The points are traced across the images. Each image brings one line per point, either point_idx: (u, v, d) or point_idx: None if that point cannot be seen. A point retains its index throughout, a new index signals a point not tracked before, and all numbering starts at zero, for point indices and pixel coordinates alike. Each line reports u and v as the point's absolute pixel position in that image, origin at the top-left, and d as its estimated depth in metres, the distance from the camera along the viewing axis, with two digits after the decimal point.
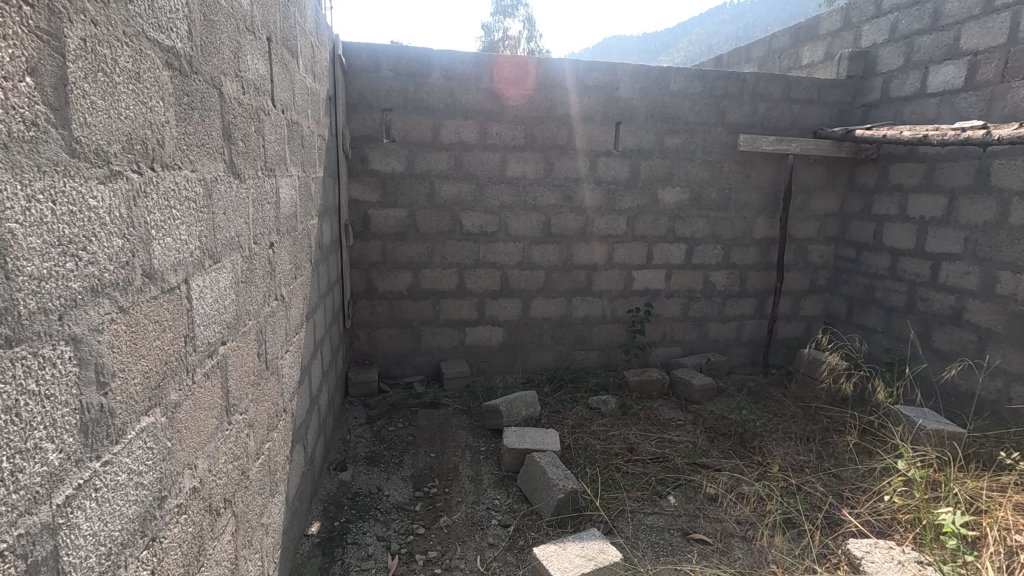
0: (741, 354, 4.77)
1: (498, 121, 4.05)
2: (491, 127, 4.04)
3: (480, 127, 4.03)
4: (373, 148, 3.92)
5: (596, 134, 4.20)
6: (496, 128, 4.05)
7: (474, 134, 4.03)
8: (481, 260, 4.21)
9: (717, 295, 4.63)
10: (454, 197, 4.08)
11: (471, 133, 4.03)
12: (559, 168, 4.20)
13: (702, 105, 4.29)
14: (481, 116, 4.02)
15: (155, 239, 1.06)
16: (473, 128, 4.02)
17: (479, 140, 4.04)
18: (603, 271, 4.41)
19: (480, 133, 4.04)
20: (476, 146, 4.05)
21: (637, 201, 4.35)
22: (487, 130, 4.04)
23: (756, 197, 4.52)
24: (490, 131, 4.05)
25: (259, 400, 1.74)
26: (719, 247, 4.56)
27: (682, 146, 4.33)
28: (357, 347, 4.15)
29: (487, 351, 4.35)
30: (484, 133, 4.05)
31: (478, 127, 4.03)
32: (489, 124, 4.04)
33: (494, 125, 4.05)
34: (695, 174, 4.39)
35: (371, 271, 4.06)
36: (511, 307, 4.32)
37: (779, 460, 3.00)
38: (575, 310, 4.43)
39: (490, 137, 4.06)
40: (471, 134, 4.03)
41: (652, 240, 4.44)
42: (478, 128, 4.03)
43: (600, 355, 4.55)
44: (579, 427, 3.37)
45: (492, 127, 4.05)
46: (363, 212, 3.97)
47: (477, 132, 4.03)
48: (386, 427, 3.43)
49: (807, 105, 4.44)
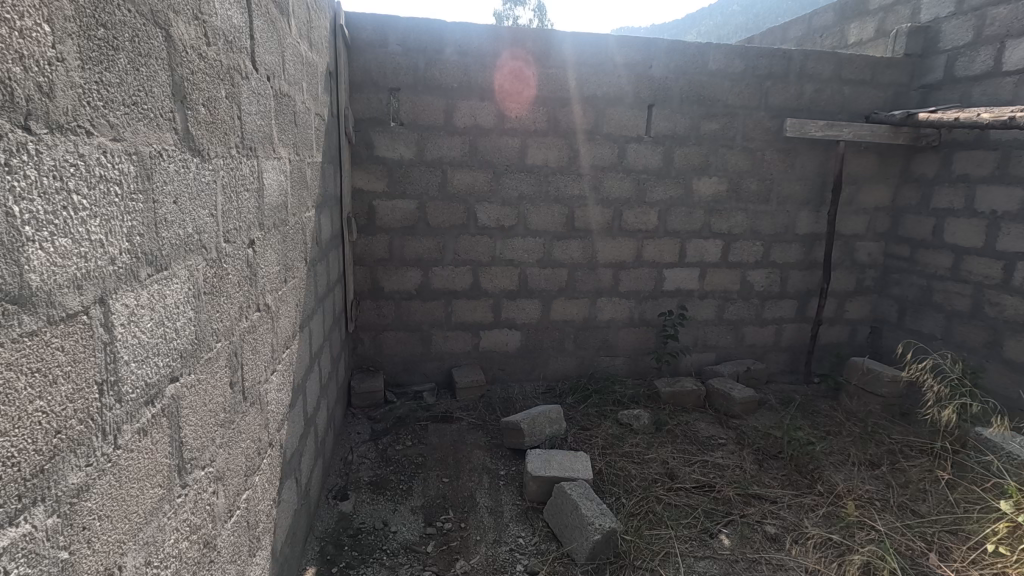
0: (780, 361, 4.36)
1: (517, 105, 3.65)
2: (510, 110, 3.65)
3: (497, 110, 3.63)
4: (379, 132, 3.52)
5: (626, 118, 3.79)
6: (516, 112, 3.65)
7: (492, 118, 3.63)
8: (498, 258, 3.82)
9: (755, 296, 4.23)
10: (468, 187, 3.69)
11: (488, 117, 3.63)
12: (584, 156, 3.79)
13: (744, 86, 3.86)
14: (498, 99, 3.62)
15: (31, 240, 0.67)
16: (490, 111, 3.62)
17: (495, 125, 3.65)
18: (631, 269, 4.01)
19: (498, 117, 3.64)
20: (494, 131, 3.65)
21: (670, 193, 3.94)
22: (506, 114, 3.65)
23: (801, 188, 4.09)
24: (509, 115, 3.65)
25: (232, 443, 1.37)
26: (758, 244, 4.14)
27: (721, 132, 3.91)
28: (361, 352, 3.77)
29: (503, 357, 3.97)
30: (503, 117, 3.65)
31: (494, 111, 3.63)
32: (507, 107, 3.64)
33: (513, 109, 3.65)
34: (734, 162, 3.97)
35: (377, 269, 3.68)
36: (530, 309, 3.93)
37: (845, 493, 2.61)
38: (600, 312, 4.03)
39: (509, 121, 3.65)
40: (487, 118, 3.63)
41: (685, 236, 4.03)
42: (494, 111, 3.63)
43: (627, 361, 4.14)
44: (610, 448, 2.98)
45: (512, 111, 3.65)
46: (368, 203, 3.59)
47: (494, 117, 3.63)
48: (393, 445, 3.06)
49: (860, 86, 4.00)
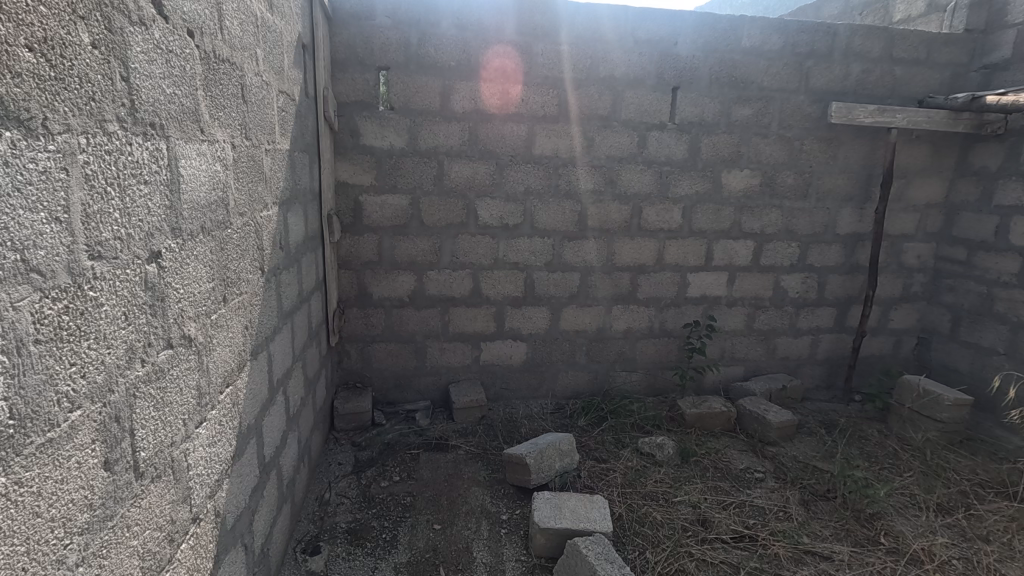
0: (815, 376, 3.91)
1: (519, 86, 3.20)
2: (510, 92, 3.20)
3: (497, 92, 3.18)
4: (366, 117, 3.09)
5: (647, 102, 3.33)
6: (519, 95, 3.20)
7: (493, 102, 3.19)
8: (501, 261, 3.38)
9: (790, 303, 3.78)
10: (468, 180, 3.25)
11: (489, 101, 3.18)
12: (599, 146, 3.34)
13: (782, 66, 3.40)
14: (496, 79, 3.17)
15: None
16: (491, 93, 3.18)
17: (497, 110, 3.20)
18: (651, 273, 3.57)
19: (499, 100, 3.19)
20: (497, 116, 3.21)
21: (695, 187, 3.49)
22: (506, 96, 3.19)
23: (843, 182, 3.63)
24: (510, 98, 3.20)
25: (108, 550, 0.95)
26: (794, 245, 3.68)
27: (754, 118, 3.45)
28: (347, 367, 3.35)
29: (506, 371, 3.54)
30: (504, 100, 3.20)
31: (494, 94, 3.18)
32: (506, 88, 3.19)
33: (515, 90, 3.20)
34: (769, 153, 3.51)
35: (364, 273, 3.26)
36: (537, 318, 3.50)
37: (919, 553, 2.17)
38: (615, 321, 3.60)
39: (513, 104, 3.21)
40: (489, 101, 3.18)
41: (712, 236, 3.58)
42: (493, 93, 3.18)
43: (645, 376, 3.70)
44: (631, 487, 2.56)
45: (513, 93, 3.20)
46: (354, 198, 3.16)
47: (495, 102, 3.19)
48: (378, 480, 2.64)
49: (913, 67, 3.52)
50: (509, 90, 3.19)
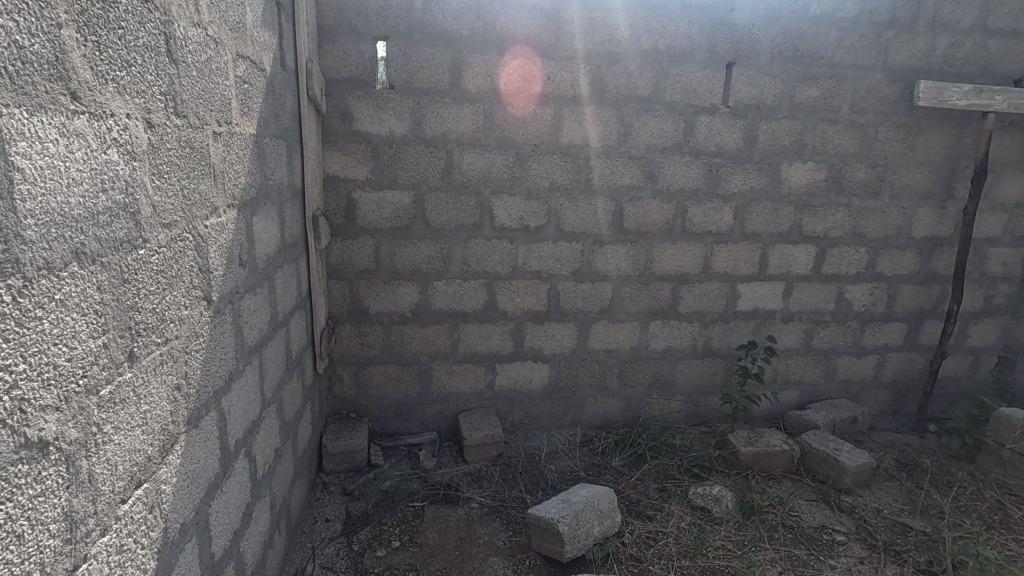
0: (880, 401, 3.39)
1: (540, 73, 2.67)
2: (530, 83, 2.67)
3: (514, 83, 2.66)
4: (360, 98, 2.56)
5: (697, 82, 2.79)
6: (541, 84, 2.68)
7: (511, 91, 2.66)
8: (521, 269, 2.86)
9: (854, 318, 3.25)
10: (482, 174, 2.72)
11: (504, 88, 2.65)
12: (639, 133, 2.80)
13: (857, 38, 2.84)
14: (513, 67, 2.64)
15: None
16: (507, 82, 2.65)
17: (514, 103, 2.68)
18: (696, 284, 3.04)
19: (517, 91, 2.67)
20: (514, 107, 2.68)
21: (750, 183, 2.95)
22: (525, 87, 2.67)
23: (922, 178, 3.09)
24: (529, 90, 2.67)
25: None
26: (863, 250, 3.15)
27: (822, 100, 2.90)
28: (339, 394, 2.85)
29: (525, 398, 3.03)
30: (521, 92, 2.67)
31: (510, 85, 2.66)
32: (524, 76, 2.66)
33: (535, 80, 2.67)
34: (837, 142, 2.97)
35: (359, 284, 2.75)
36: (562, 336, 2.99)
37: None
38: (653, 340, 3.08)
39: (534, 95, 2.68)
40: (504, 88, 2.65)
41: (767, 240, 3.05)
42: (509, 84, 2.65)
43: (686, 403, 3.19)
44: (689, 561, 2.08)
45: (533, 84, 2.67)
46: (346, 196, 2.64)
47: (512, 95, 2.67)
48: (374, 547, 2.15)
49: (1010, 40, 2.96)
50: (528, 81, 2.66)
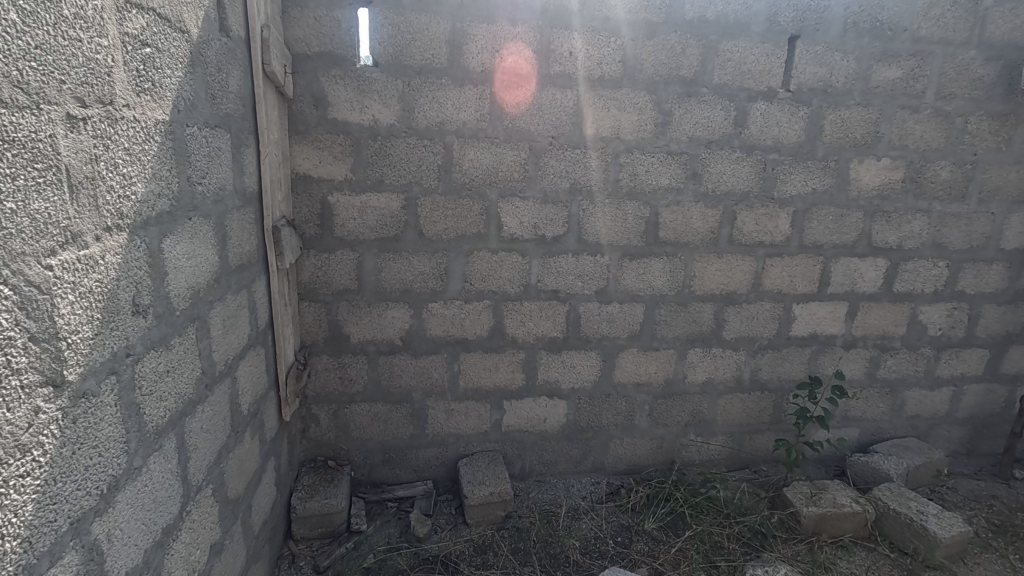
0: (952, 441, 2.89)
1: (533, 51, 2.14)
2: (520, 68, 2.14)
3: (504, 72, 2.14)
4: (337, 78, 2.05)
5: (753, 60, 2.27)
6: (535, 65, 2.15)
7: (504, 83, 2.15)
8: (534, 289, 2.36)
9: (928, 344, 2.74)
10: (488, 173, 2.22)
11: (495, 83, 2.15)
12: (680, 124, 2.29)
13: (949, 6, 2.31)
14: (505, 50, 2.12)
15: None
16: (495, 72, 2.13)
17: (511, 99, 2.17)
18: (743, 304, 2.53)
19: (510, 81, 2.15)
20: (512, 103, 2.17)
21: (812, 184, 2.43)
22: (516, 74, 2.15)
23: (1018, 178, 2.56)
24: (522, 76, 2.15)
25: None
26: (942, 265, 2.63)
27: (903, 83, 2.37)
28: (315, 439, 2.37)
29: (538, 440, 2.54)
30: (515, 81, 2.15)
31: (506, 76, 2.14)
32: (521, 61, 2.14)
33: (526, 63, 2.14)
34: (918, 135, 2.45)
35: (337, 307, 2.26)
36: (583, 368, 2.49)
37: None
38: (690, 371, 2.58)
39: (530, 82, 2.16)
40: (494, 82, 2.14)
41: (830, 252, 2.53)
42: (498, 76, 2.14)
43: (729, 444, 2.69)
44: None
45: (524, 68, 2.14)
46: (321, 200, 2.14)
47: (506, 90, 2.16)
48: None
49: None
50: (519, 66, 2.14)
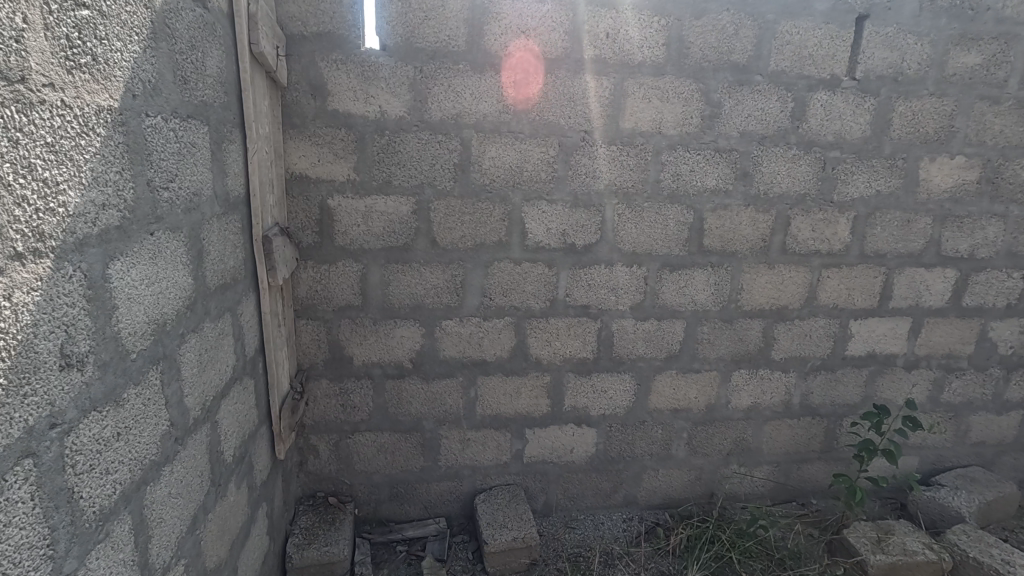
0: (1020, 469, 2.61)
1: (564, 33, 1.85)
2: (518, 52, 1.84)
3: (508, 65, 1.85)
4: (337, 63, 1.77)
5: (815, 43, 1.98)
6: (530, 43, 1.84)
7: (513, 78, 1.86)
8: (561, 304, 2.08)
9: (998, 364, 2.45)
10: (511, 174, 1.93)
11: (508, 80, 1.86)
12: (730, 117, 2.00)
13: None
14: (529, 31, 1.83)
15: None
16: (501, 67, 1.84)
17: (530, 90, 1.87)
18: (795, 321, 2.25)
19: (517, 72, 1.86)
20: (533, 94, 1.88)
21: (877, 185, 2.14)
22: (519, 61, 1.85)
23: None
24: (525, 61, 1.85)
25: None
26: (1017, 276, 2.34)
27: (984, 70, 2.08)
28: (313, 472, 2.10)
29: (564, 472, 2.27)
30: (521, 69, 1.86)
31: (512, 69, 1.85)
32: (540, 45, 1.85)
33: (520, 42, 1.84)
34: (998, 130, 2.15)
35: (338, 326, 1.98)
36: (614, 392, 2.21)
37: None
38: (734, 395, 2.30)
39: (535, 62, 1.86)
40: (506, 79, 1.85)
41: (893, 262, 2.24)
42: (507, 72, 1.85)
43: (774, 475, 2.41)
44: None
45: (522, 49, 1.84)
46: (319, 204, 1.86)
47: (524, 83, 1.87)
48: None
49: None
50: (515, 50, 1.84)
